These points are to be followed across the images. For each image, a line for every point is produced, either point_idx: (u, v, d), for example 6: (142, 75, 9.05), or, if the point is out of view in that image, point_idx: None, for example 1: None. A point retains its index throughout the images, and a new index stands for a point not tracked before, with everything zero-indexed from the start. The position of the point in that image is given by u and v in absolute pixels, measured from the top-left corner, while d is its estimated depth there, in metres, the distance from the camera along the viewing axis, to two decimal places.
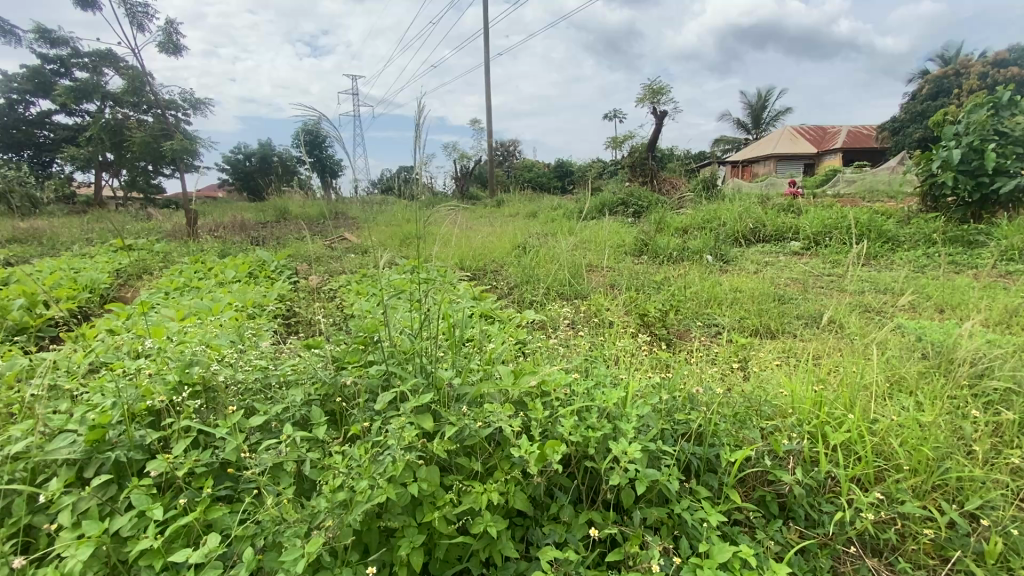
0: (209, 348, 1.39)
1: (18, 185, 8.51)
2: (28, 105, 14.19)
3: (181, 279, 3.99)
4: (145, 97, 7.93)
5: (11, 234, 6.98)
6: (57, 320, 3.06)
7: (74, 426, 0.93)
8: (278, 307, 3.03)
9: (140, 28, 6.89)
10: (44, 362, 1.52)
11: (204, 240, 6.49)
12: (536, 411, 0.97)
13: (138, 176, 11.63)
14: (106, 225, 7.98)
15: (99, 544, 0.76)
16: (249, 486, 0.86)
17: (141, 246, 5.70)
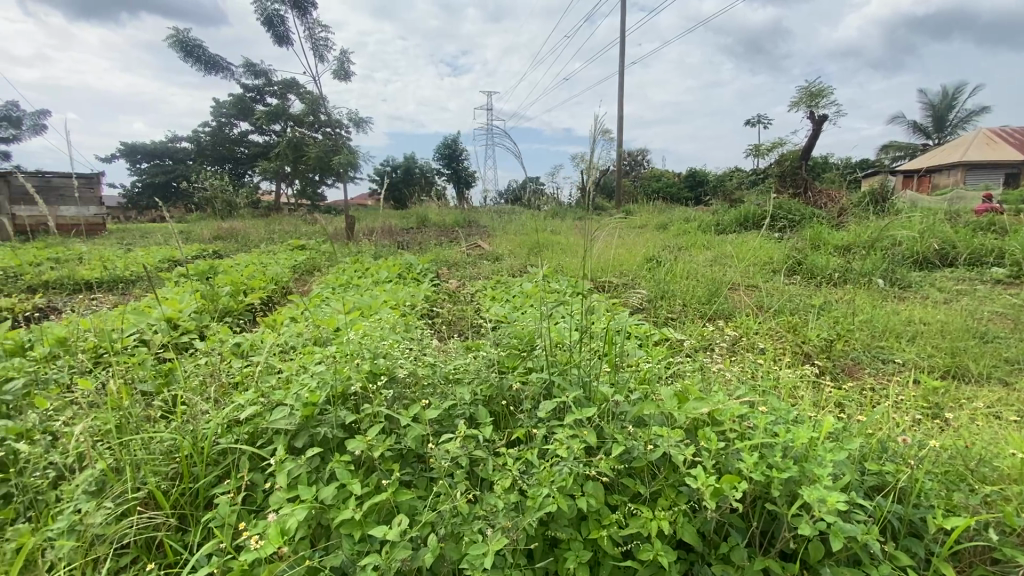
0: (382, 341, 1.54)
1: (221, 193, 10.40)
2: (232, 126, 17.31)
3: (345, 277, 4.55)
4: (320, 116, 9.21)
5: (218, 234, 8.54)
6: (254, 305, 3.67)
7: (291, 401, 1.08)
8: (425, 306, 3.29)
9: (320, 58, 8.02)
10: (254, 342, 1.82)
11: (361, 243, 7.30)
12: (709, 441, 0.91)
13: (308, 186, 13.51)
14: (285, 227, 9.40)
15: (310, 506, 0.87)
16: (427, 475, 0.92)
17: (312, 247, 6.61)
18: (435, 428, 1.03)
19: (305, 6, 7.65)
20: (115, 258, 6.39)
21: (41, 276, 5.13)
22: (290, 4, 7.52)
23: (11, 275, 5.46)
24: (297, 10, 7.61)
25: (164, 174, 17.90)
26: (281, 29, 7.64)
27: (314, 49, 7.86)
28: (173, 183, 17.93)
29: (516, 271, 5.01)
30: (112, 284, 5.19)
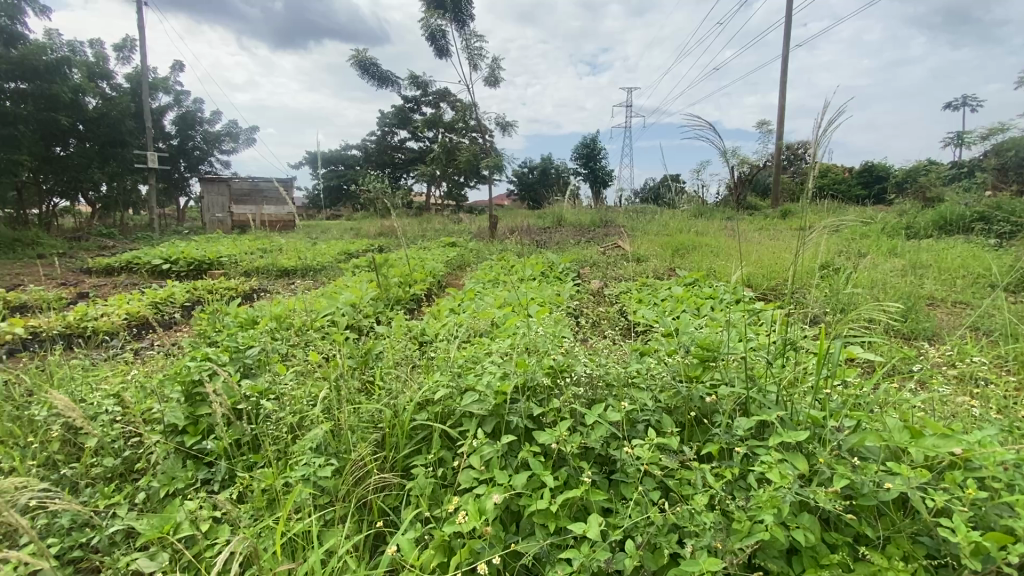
0: (552, 339, 1.57)
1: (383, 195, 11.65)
2: (393, 134, 19.32)
3: (494, 273, 4.77)
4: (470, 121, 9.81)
5: (382, 232, 9.59)
6: (416, 296, 4.03)
7: (481, 387, 1.16)
8: (571, 305, 3.30)
9: (474, 67, 8.53)
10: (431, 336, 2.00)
11: (504, 241, 7.63)
12: (966, 490, 0.76)
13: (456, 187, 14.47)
14: (436, 225, 10.19)
15: (505, 493, 0.92)
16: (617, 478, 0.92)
17: (460, 245, 7.07)
18: (621, 430, 1.01)
19: (464, 19, 8.20)
20: (305, 250, 7.53)
21: (254, 264, 6.27)
22: (450, 18, 8.11)
23: (233, 261, 6.76)
24: (456, 23, 8.19)
25: (338, 178, 20.70)
26: (443, 42, 8.30)
27: (468, 59, 8.39)
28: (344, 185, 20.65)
29: (661, 272, 4.79)
30: (303, 272, 6.13)
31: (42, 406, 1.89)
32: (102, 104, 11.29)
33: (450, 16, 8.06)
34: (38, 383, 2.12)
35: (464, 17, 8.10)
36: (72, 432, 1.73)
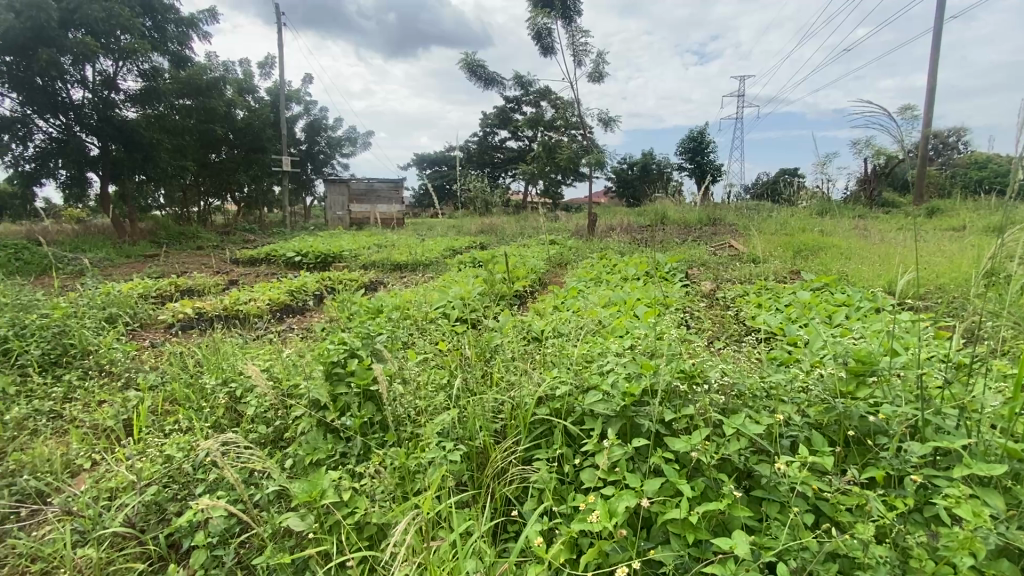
0: (679, 341, 1.51)
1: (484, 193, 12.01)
2: (494, 134, 19.83)
3: (596, 272, 4.70)
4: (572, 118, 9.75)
5: (482, 230, 9.89)
6: (520, 292, 4.09)
7: (608, 387, 1.13)
8: (681, 307, 3.15)
9: (579, 63, 8.46)
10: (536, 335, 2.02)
11: (605, 239, 7.49)
12: None
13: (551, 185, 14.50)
14: (535, 223, 10.28)
15: (637, 498, 0.91)
16: (765, 496, 0.89)
17: (561, 242, 7.08)
18: (767, 447, 0.97)
19: (571, 15, 8.15)
20: (414, 246, 7.99)
21: (370, 258, 6.80)
22: (557, 16, 8.11)
23: (352, 255, 7.35)
24: (563, 20, 8.17)
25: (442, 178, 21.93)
26: (549, 41, 8.33)
27: (574, 55, 8.34)
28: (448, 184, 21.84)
29: (779, 274, 4.40)
30: (413, 266, 6.51)
31: (210, 376, 2.21)
32: (248, 115, 12.89)
33: (558, 14, 8.05)
34: (206, 355, 2.48)
35: (571, 13, 8.05)
36: (233, 401, 2.00)
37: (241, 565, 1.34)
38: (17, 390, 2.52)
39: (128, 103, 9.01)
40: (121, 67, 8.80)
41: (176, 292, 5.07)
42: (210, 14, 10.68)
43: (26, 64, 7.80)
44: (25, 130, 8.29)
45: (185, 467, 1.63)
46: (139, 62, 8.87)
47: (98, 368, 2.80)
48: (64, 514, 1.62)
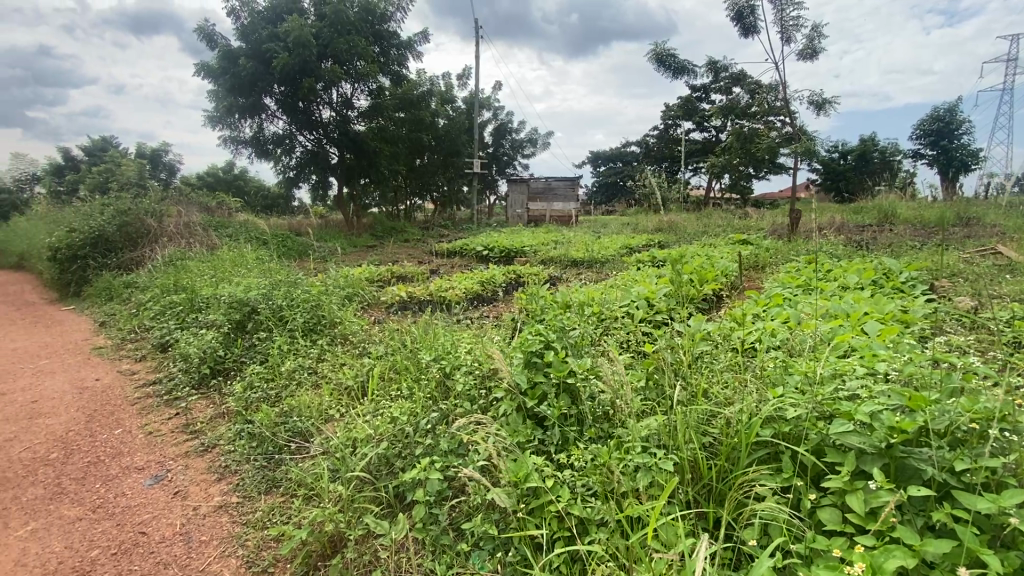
0: (956, 370, 1.25)
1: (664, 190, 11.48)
2: (677, 127, 18.76)
3: (804, 277, 4.09)
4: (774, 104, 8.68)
5: (662, 228, 9.48)
6: (710, 296, 3.77)
7: (869, 418, 1.00)
8: (927, 326, 2.56)
9: (787, 40, 7.47)
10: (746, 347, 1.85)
11: (810, 241, 6.53)
12: None
13: (742, 179, 13.16)
14: (722, 220, 9.43)
15: (917, 557, 0.82)
16: None
17: (755, 243, 6.36)
18: None
19: None
20: (592, 243, 8.01)
21: (550, 254, 7.03)
22: None
23: (532, 251, 7.68)
24: None
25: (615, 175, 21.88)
26: (751, 20, 7.53)
27: (781, 32, 7.39)
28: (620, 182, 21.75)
29: None
30: (591, 263, 6.53)
31: (426, 352, 2.52)
32: (448, 123, 14.37)
33: None
34: (420, 335, 2.84)
35: None
36: (443, 376, 2.24)
37: (453, 525, 1.49)
38: (288, 349, 3.23)
39: (359, 118, 10.83)
40: (356, 88, 10.58)
41: (391, 278, 5.93)
42: (423, 35, 12.17)
43: (293, 92, 9.90)
44: (291, 144, 10.52)
45: (407, 429, 1.89)
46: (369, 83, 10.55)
47: (341, 336, 3.42)
48: (321, 453, 2.02)
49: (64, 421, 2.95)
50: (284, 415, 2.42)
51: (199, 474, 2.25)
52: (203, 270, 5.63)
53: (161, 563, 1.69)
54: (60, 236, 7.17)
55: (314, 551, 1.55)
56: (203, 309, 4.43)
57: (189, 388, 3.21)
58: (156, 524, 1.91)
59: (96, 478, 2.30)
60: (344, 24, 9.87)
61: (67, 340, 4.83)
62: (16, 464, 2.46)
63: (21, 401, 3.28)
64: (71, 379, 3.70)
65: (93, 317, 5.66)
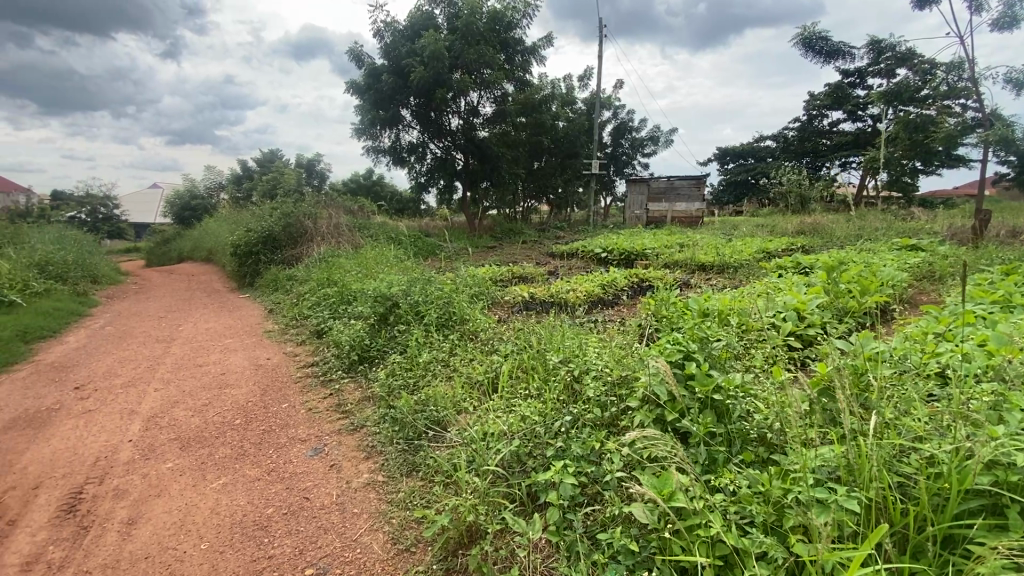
0: None
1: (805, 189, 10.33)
2: (823, 117, 16.76)
3: (1001, 290, 3.37)
4: (955, 85, 7.32)
5: (804, 231, 8.54)
6: (872, 309, 3.28)
7: None
8: None
9: (977, 9, 6.27)
10: (933, 374, 1.59)
11: (1004, 247, 5.40)
12: None
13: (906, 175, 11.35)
14: (880, 222, 8.22)
15: None
16: None
17: (927, 249, 5.43)
18: None
19: None
20: (722, 246, 7.47)
21: (674, 257, 6.69)
22: None
23: (655, 253, 7.36)
24: None
25: (746, 173, 20.20)
26: None
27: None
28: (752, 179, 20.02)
29: None
30: (721, 268, 6.07)
31: (554, 353, 2.53)
32: (568, 126, 14.40)
33: None
34: (547, 336, 2.86)
35: None
36: (572, 379, 2.22)
37: (588, 533, 1.47)
38: (424, 342, 3.46)
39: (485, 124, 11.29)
40: (482, 96, 11.02)
41: (512, 278, 6.08)
42: (547, 39, 12.32)
43: (426, 103, 10.60)
44: (423, 151, 11.32)
45: (539, 430, 1.91)
46: (494, 90, 10.91)
47: (470, 333, 3.57)
48: (456, 443, 2.12)
49: (245, 392, 3.48)
50: (423, 403, 2.59)
51: (351, 451, 2.49)
52: (349, 266, 6.28)
53: (322, 528, 1.89)
54: (241, 235, 8.51)
55: (453, 538, 1.63)
56: (351, 301, 4.93)
57: (341, 372, 3.59)
58: (316, 492, 2.15)
59: (270, 445, 2.66)
60: (474, 35, 10.33)
61: (245, 323, 5.70)
62: (211, 426, 2.95)
63: (214, 373, 3.94)
64: (249, 357, 4.36)
65: (263, 304, 6.61)
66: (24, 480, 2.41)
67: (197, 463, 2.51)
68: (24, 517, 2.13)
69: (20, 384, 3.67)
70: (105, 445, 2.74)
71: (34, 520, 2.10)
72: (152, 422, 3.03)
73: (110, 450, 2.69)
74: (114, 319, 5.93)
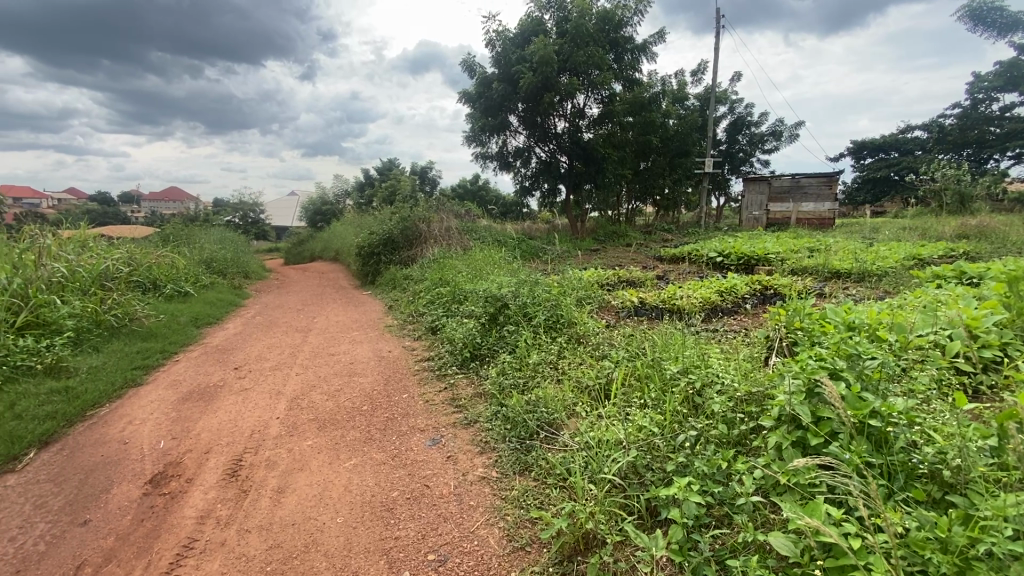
0: None
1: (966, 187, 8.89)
2: (993, 101, 14.24)
3: None
4: None
5: (966, 235, 7.33)
6: None
7: None
8: None
9: None
10: None
11: None
12: None
13: None
14: None
15: None
16: None
17: None
18: None
19: None
20: (860, 251, 6.63)
21: (802, 263, 6.07)
22: None
23: (779, 258, 6.75)
24: None
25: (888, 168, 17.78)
26: None
27: None
28: (895, 175, 17.54)
29: None
30: (861, 276, 5.39)
31: (672, 363, 2.41)
32: (680, 123, 13.75)
33: None
34: (663, 344, 2.73)
35: None
36: (692, 392, 2.10)
37: (715, 558, 1.38)
38: (533, 343, 3.49)
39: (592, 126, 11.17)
40: (589, 97, 10.93)
41: (619, 282, 5.92)
42: (660, 35, 11.85)
43: (534, 107, 10.75)
44: (530, 155, 11.50)
45: (657, 442, 1.83)
46: (602, 91, 10.76)
47: (578, 336, 3.54)
48: (570, 447, 2.12)
49: (370, 381, 3.79)
50: (533, 403, 2.61)
51: (466, 444, 2.60)
52: (460, 267, 6.56)
53: (441, 516, 1.99)
54: (364, 237, 9.30)
55: (569, 543, 1.63)
56: (462, 301, 5.15)
57: (454, 367, 3.76)
58: (436, 480, 2.27)
59: (393, 432, 2.86)
60: (583, 37, 10.25)
61: (367, 317, 6.20)
62: (342, 410, 3.25)
63: (344, 361, 4.34)
64: (372, 348, 4.74)
65: (383, 301, 7.15)
66: (198, 444, 2.84)
67: (331, 443, 2.77)
68: (199, 476, 2.51)
69: (194, 362, 4.34)
70: (259, 420, 3.14)
71: (206, 480, 2.47)
72: (295, 402, 3.41)
73: (262, 424, 3.08)
74: (262, 310, 6.79)
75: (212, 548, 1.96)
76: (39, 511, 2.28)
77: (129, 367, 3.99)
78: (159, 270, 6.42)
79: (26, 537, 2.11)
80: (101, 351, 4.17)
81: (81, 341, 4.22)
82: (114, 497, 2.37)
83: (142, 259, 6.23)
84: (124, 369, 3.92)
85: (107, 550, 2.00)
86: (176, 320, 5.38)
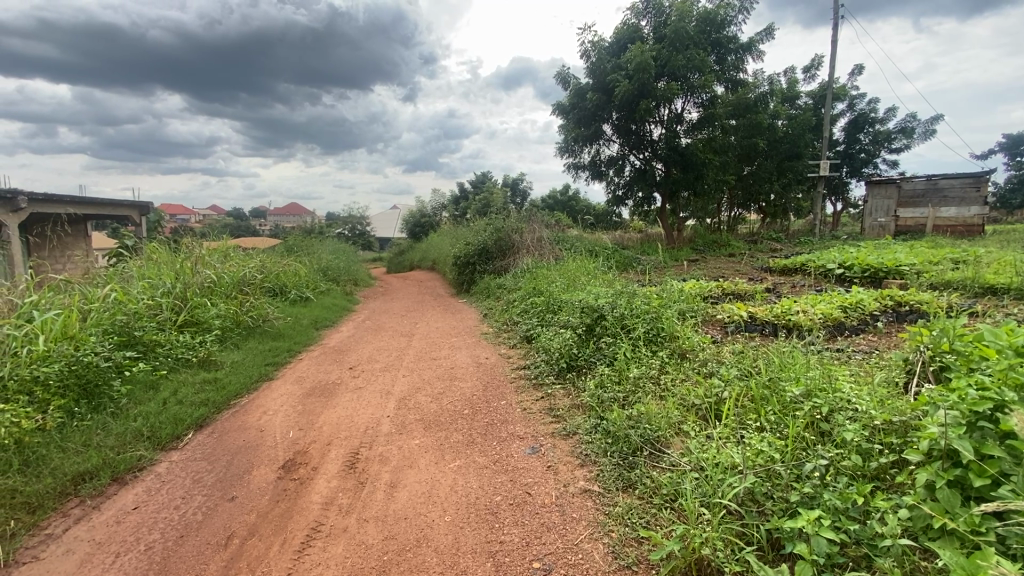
0: None
1: None
2: None
3: None
4: None
5: None
6: None
7: None
8: None
9: None
10: None
11: None
12: None
13: None
14: None
15: None
16: None
17: None
18: None
19: None
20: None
21: (944, 276, 5.32)
22: None
23: (914, 271, 5.98)
24: None
25: None
26: None
27: None
28: None
29: None
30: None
31: (793, 385, 2.22)
32: (792, 124, 12.75)
33: None
34: (780, 363, 2.53)
35: None
36: (819, 417, 1.93)
37: None
38: (633, 356, 3.41)
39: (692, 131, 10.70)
40: (688, 102, 10.49)
41: (724, 295, 5.60)
42: (768, 31, 11.12)
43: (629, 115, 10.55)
44: (625, 164, 11.30)
45: (778, 469, 1.70)
46: (703, 94, 10.29)
47: (681, 352, 3.40)
48: (679, 467, 2.04)
49: (470, 386, 3.92)
50: (635, 418, 2.55)
51: (566, 455, 2.59)
52: (555, 277, 6.60)
53: (545, 525, 2.01)
54: (461, 247, 9.70)
55: (679, 567, 1.57)
56: (557, 310, 5.16)
57: (551, 377, 3.78)
58: (537, 489, 2.29)
59: (494, 437, 2.94)
60: (683, 40, 9.89)
61: (465, 324, 6.44)
62: (446, 413, 3.40)
63: (446, 366, 4.55)
64: (471, 355, 4.91)
65: (479, 309, 7.39)
66: (321, 436, 3.12)
67: (437, 444, 2.91)
68: (322, 466, 2.75)
69: (314, 361, 4.79)
70: (372, 417, 3.39)
71: (328, 470, 2.71)
72: (403, 402, 3.64)
73: (375, 422, 3.32)
74: (371, 315, 7.35)
75: (336, 532, 2.15)
76: (197, 485, 2.64)
77: (263, 363, 4.50)
78: (285, 277, 7.19)
79: (188, 507, 2.46)
80: (240, 348, 4.76)
81: (225, 338, 4.84)
82: (255, 478, 2.68)
83: (272, 267, 7.01)
84: (259, 365, 4.43)
85: (250, 525, 2.27)
86: (299, 322, 5.99)
